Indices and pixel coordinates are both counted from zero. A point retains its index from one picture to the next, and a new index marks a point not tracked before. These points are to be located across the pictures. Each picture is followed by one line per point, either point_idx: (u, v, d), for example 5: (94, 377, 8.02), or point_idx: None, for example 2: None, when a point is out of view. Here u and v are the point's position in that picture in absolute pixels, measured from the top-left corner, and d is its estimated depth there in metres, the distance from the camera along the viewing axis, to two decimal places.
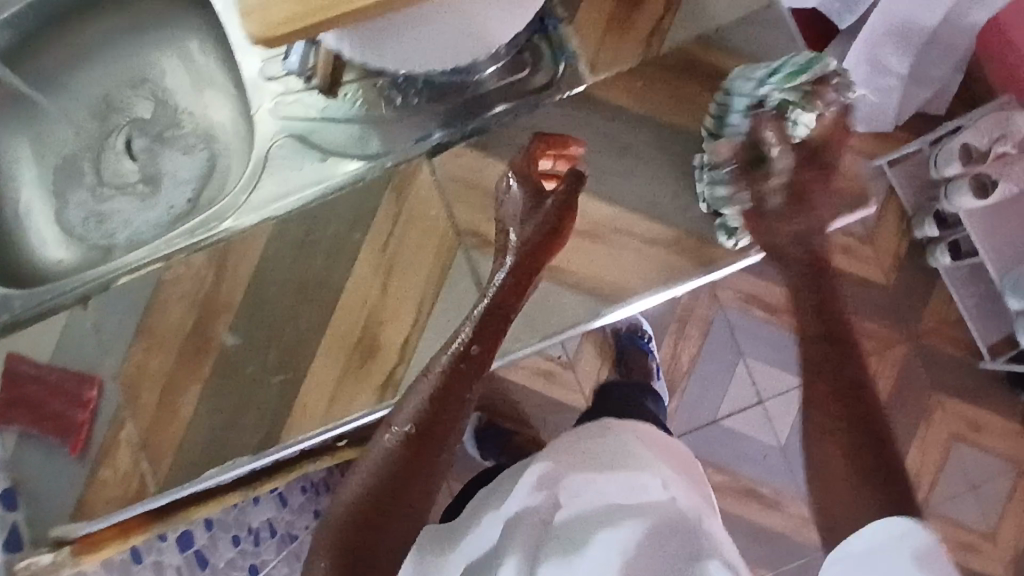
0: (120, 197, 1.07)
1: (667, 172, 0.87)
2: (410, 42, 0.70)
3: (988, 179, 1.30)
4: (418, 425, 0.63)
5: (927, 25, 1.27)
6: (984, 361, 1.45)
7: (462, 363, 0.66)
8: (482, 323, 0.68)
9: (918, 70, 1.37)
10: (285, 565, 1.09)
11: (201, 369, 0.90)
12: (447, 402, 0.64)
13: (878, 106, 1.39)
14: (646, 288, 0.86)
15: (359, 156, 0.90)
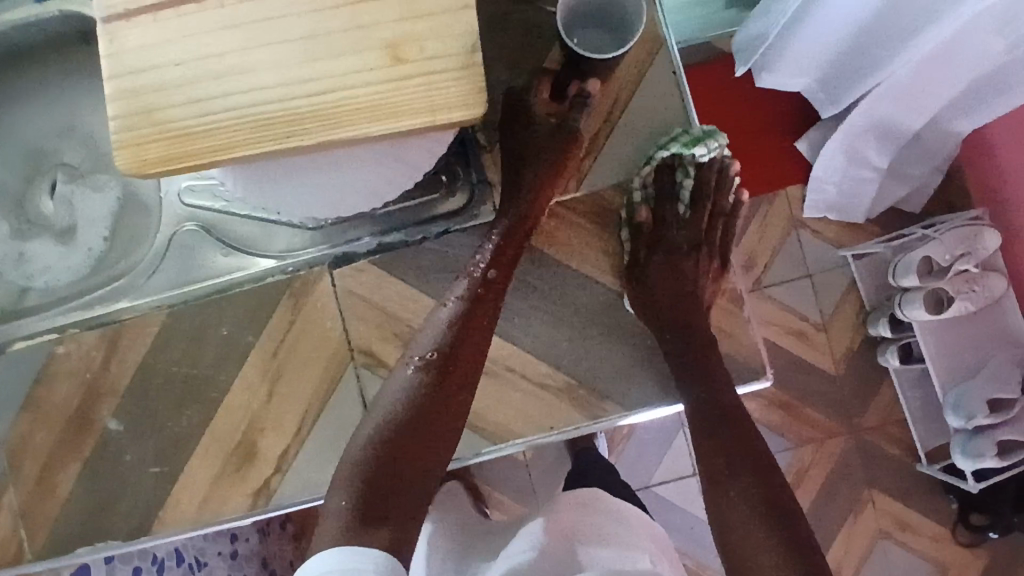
0: (38, 238, 1.01)
1: (566, 317, 0.86)
2: (289, 184, 0.68)
3: (945, 296, 1.15)
4: (442, 351, 0.71)
5: (910, 128, 1.08)
6: (920, 464, 1.24)
7: (480, 289, 0.75)
8: (501, 254, 0.77)
9: (898, 166, 1.17)
10: None
11: (80, 449, 0.90)
12: (473, 316, 0.74)
13: (846, 190, 1.20)
14: (534, 431, 0.85)
15: (264, 255, 0.89)
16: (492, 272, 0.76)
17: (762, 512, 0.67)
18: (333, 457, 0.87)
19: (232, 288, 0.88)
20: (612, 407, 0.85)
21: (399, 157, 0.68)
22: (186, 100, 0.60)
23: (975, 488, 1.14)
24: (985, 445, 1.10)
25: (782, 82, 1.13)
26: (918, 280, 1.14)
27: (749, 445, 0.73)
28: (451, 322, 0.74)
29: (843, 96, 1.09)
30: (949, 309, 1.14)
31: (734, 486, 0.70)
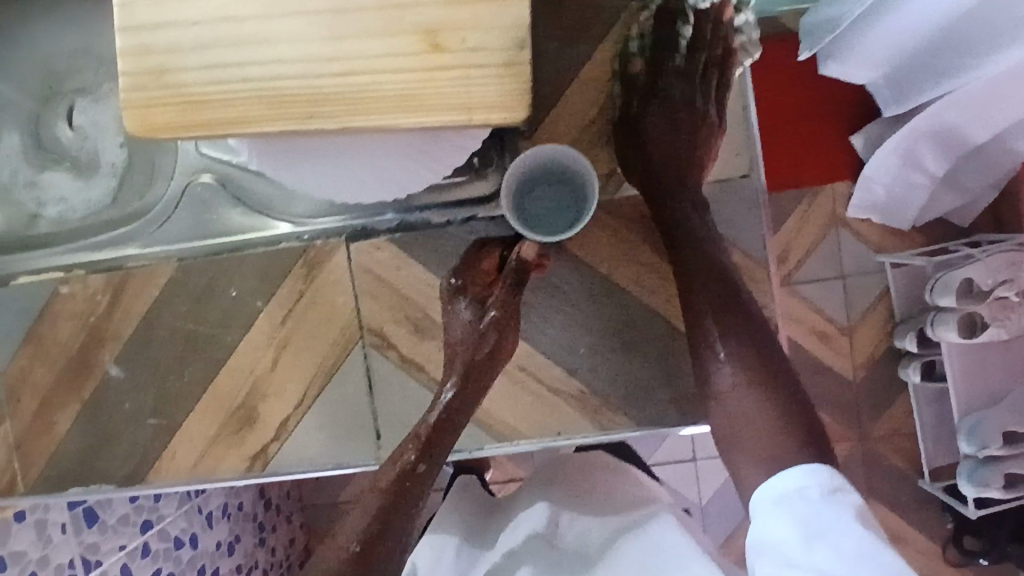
0: (55, 169, 0.97)
1: (584, 326, 0.82)
2: (312, 167, 0.63)
3: (980, 320, 1.02)
4: (363, 542, 0.66)
5: (975, 142, 0.96)
6: (922, 482, 1.19)
7: (407, 482, 0.69)
8: (467, 376, 0.72)
9: (955, 173, 1.05)
10: None
11: (79, 391, 0.89)
12: (393, 512, 0.68)
13: (893, 196, 1.08)
14: (538, 435, 0.82)
15: (283, 219, 0.86)
16: (424, 469, 0.70)
17: (753, 372, 0.66)
18: (331, 431, 0.85)
19: (243, 249, 0.85)
20: (625, 420, 0.82)
21: (426, 151, 0.61)
22: (198, 65, 0.52)
23: (974, 516, 1.06)
24: (993, 476, 1.01)
25: (847, 72, 0.96)
26: (956, 301, 1.01)
27: (740, 301, 0.70)
28: (371, 515, 0.68)
29: (908, 97, 0.94)
30: (983, 335, 1.01)
31: (727, 346, 0.68)
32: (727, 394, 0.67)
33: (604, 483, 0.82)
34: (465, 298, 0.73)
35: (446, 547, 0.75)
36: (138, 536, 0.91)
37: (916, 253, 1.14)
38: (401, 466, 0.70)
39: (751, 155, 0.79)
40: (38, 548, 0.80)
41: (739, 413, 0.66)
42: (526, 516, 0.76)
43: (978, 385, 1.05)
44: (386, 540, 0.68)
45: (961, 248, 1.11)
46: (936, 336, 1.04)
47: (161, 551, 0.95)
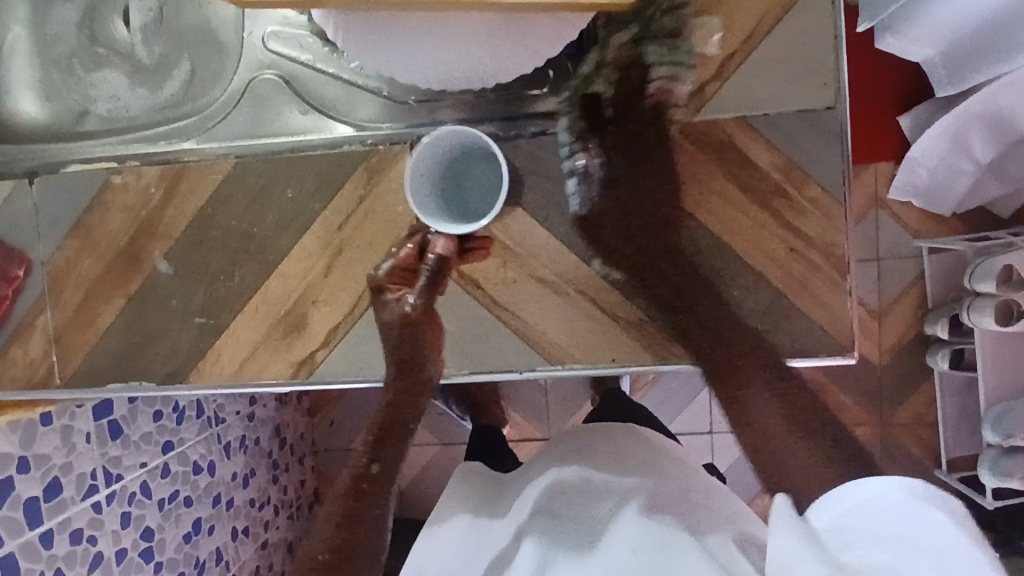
0: (108, 66, 0.95)
1: (647, 253, 0.80)
2: (394, 49, 0.63)
3: (1016, 308, 1.08)
4: (333, 553, 0.78)
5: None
6: (940, 471, 1.26)
7: (364, 486, 0.81)
8: (403, 396, 0.83)
9: (1000, 163, 1.09)
10: (203, 445, 1.12)
11: (126, 285, 0.87)
12: (356, 521, 0.79)
13: (937, 181, 1.12)
14: (592, 360, 0.81)
15: (346, 121, 0.84)
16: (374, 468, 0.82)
17: (785, 411, 0.74)
18: (381, 344, 0.83)
19: (304, 149, 0.84)
20: (682, 352, 0.79)
21: (515, 30, 0.61)
22: None
23: (989, 505, 1.14)
24: (1015, 467, 1.08)
25: (906, 49, 0.98)
26: (994, 287, 1.07)
27: (755, 349, 0.77)
28: (337, 522, 0.79)
29: (962, 77, 0.96)
30: (1016, 324, 1.07)
31: (757, 398, 0.75)
32: (761, 426, 0.73)
33: (610, 445, 0.83)
34: (389, 296, 0.80)
35: (460, 523, 0.76)
36: (158, 456, 1.02)
37: (959, 239, 1.20)
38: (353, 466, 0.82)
39: (839, 85, 0.76)
40: (61, 454, 0.87)
41: (772, 441, 0.72)
42: (535, 484, 0.76)
43: (1008, 373, 1.13)
44: (359, 525, 0.79)
45: (1000, 234, 1.16)
46: (971, 320, 1.11)
47: (178, 473, 1.06)
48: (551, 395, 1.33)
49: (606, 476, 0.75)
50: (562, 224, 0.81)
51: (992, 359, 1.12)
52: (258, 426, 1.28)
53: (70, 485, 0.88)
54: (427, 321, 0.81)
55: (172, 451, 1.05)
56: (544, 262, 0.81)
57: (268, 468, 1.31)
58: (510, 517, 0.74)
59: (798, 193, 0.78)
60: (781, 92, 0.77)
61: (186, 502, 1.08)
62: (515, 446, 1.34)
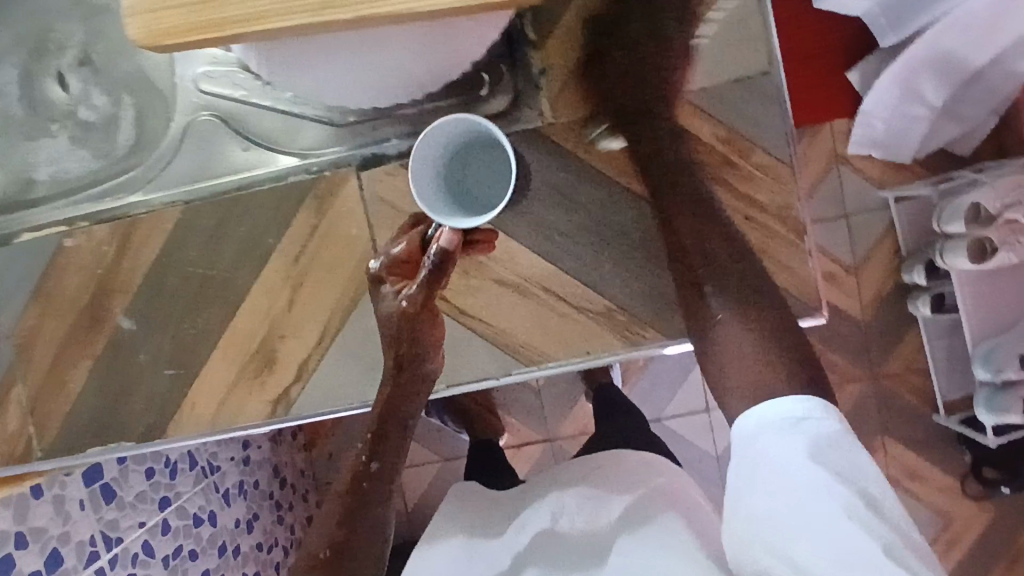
0: (46, 134, 0.89)
1: (609, 242, 0.80)
2: (319, 70, 0.62)
3: (988, 244, 1.09)
4: (332, 548, 0.65)
5: (976, 63, 1.01)
6: (938, 416, 1.26)
7: (364, 483, 0.66)
8: (399, 385, 0.67)
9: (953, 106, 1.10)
10: (200, 497, 1.04)
11: (92, 345, 0.86)
12: (358, 516, 0.66)
13: (894, 131, 1.13)
14: (567, 356, 0.81)
15: (291, 152, 0.83)
16: (375, 468, 0.66)
17: (749, 318, 0.65)
18: (356, 370, 0.82)
19: (249, 186, 0.83)
20: (654, 334, 0.80)
21: (439, 40, 0.61)
22: None
23: (993, 442, 1.14)
24: (1012, 401, 1.09)
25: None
26: (963, 226, 1.09)
27: (739, 264, 0.68)
28: (338, 519, 0.66)
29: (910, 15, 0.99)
30: (991, 260, 1.08)
31: (737, 325, 0.65)
32: (726, 354, 0.65)
33: (598, 462, 0.78)
34: (387, 288, 0.67)
35: (451, 549, 0.73)
36: (156, 513, 0.95)
37: (922, 184, 1.20)
38: (354, 461, 0.67)
39: (771, 49, 0.76)
40: (57, 524, 0.81)
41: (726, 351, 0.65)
42: (534, 508, 0.74)
43: (989, 309, 1.13)
44: (359, 534, 0.66)
45: (961, 173, 1.16)
46: (947, 263, 1.12)
47: (179, 527, 0.98)
48: (545, 394, 1.28)
49: (599, 503, 0.71)
50: (518, 223, 0.81)
51: (971, 297, 1.13)
52: (254, 468, 1.18)
53: (71, 554, 0.82)
54: (420, 321, 0.65)
55: (169, 506, 0.98)
56: (506, 263, 0.80)
57: (271, 511, 1.20)
58: (505, 539, 0.73)
59: (745, 162, 0.79)
60: (716, 63, 0.77)
61: (192, 555, 1.00)
62: (514, 453, 1.29)
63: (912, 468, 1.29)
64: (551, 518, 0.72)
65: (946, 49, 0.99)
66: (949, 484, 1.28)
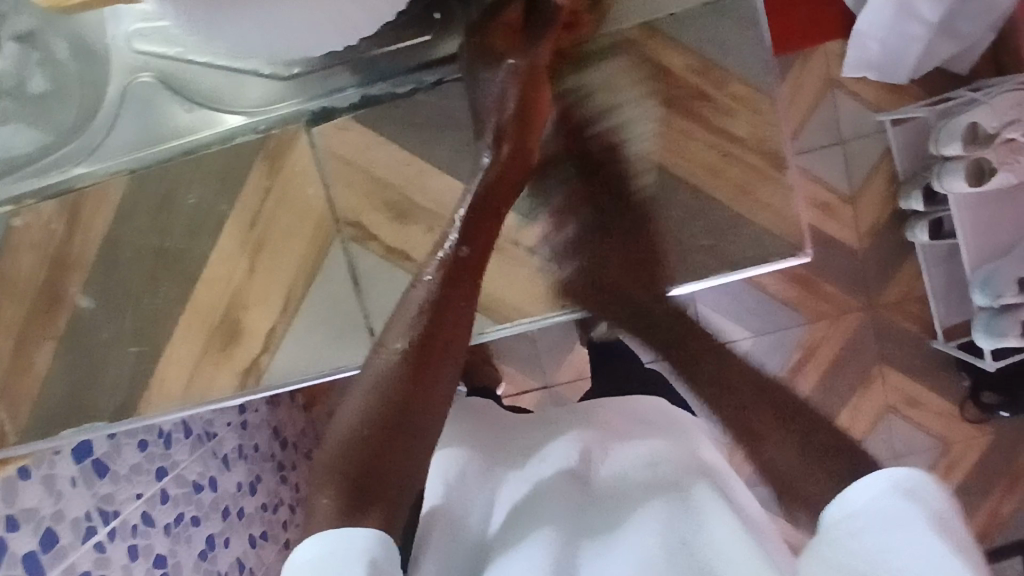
0: None
1: (586, 194, 0.76)
2: (255, 19, 0.56)
3: (987, 165, 1.05)
4: (420, 341, 0.55)
5: None
6: (936, 341, 1.22)
7: (458, 270, 0.59)
8: (506, 165, 0.63)
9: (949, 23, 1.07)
10: (199, 464, 0.98)
11: (52, 327, 0.82)
12: (448, 307, 0.57)
13: (890, 51, 1.08)
14: (541, 312, 0.79)
15: (234, 111, 0.77)
16: (464, 251, 0.60)
17: (782, 488, 0.52)
18: (323, 335, 0.79)
19: (197, 151, 0.78)
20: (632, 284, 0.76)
21: None
22: None
23: (990, 366, 1.11)
24: (1010, 323, 1.06)
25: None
26: (962, 147, 1.03)
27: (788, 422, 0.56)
28: (423, 307, 0.57)
29: None
30: (990, 181, 1.04)
31: (776, 446, 0.54)
32: (778, 476, 0.52)
33: (628, 405, 0.69)
34: (495, 57, 0.65)
35: (457, 457, 0.62)
36: (153, 484, 0.91)
37: (918, 106, 1.14)
38: (450, 254, 0.59)
39: None
40: (49, 503, 0.78)
41: (792, 484, 0.51)
42: (556, 442, 0.62)
43: (988, 232, 1.09)
44: (445, 323, 0.56)
45: (960, 91, 1.11)
46: (944, 187, 1.07)
47: (179, 495, 0.94)
48: (540, 343, 1.24)
49: (623, 441, 0.62)
50: None
51: (971, 222, 1.09)
52: (253, 431, 1.10)
53: (67, 531, 0.79)
54: (526, 129, 0.64)
55: (166, 476, 0.93)
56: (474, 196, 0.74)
57: (274, 472, 1.13)
58: (525, 469, 0.61)
59: (721, 93, 0.74)
60: None
61: (194, 522, 0.95)
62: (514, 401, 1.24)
63: (913, 397, 1.25)
64: (580, 450, 0.60)
65: None
66: (950, 410, 1.26)
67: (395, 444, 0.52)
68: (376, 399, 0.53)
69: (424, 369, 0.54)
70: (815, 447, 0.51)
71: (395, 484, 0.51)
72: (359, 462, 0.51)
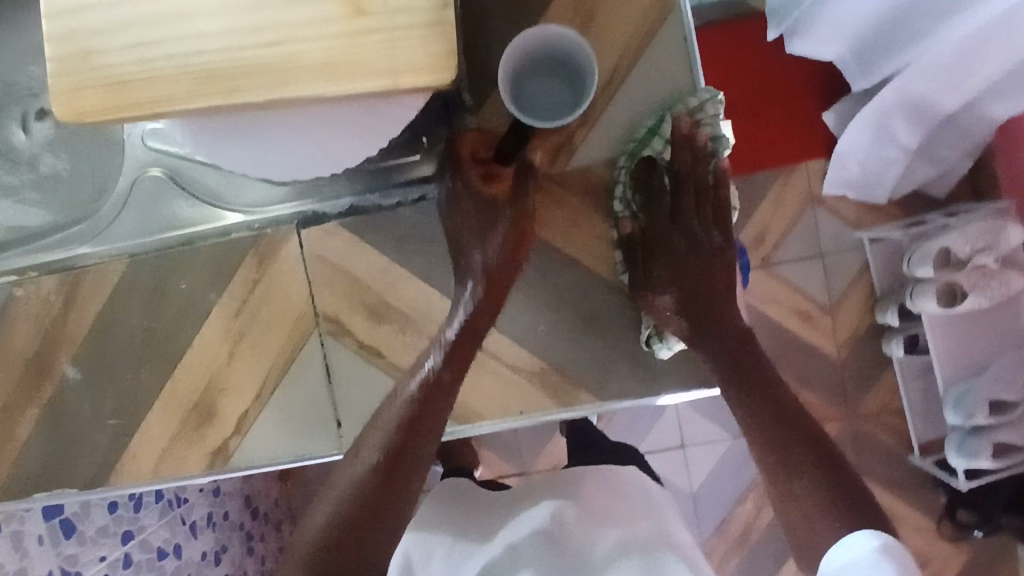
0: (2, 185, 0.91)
1: (551, 309, 0.82)
2: (246, 142, 0.63)
3: (959, 290, 1.14)
4: (389, 453, 0.61)
5: (946, 107, 1.04)
6: (914, 456, 1.27)
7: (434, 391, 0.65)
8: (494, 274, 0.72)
9: (929, 146, 1.17)
10: (166, 529, 0.99)
11: (36, 395, 0.86)
12: (421, 425, 0.63)
13: (868, 170, 1.21)
14: (503, 416, 0.82)
15: (234, 208, 0.84)
16: (444, 377, 0.66)
17: (797, 524, 0.58)
18: (293, 425, 0.83)
19: (194, 242, 0.85)
20: (588, 396, 0.82)
21: (363, 123, 0.61)
22: (123, 46, 0.55)
23: (964, 487, 1.14)
24: (983, 446, 1.09)
25: (816, 48, 1.14)
26: (933, 271, 1.12)
27: (806, 438, 0.60)
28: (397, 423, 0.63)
29: (873, 69, 1.10)
30: (962, 304, 1.13)
31: (800, 479, 0.58)
32: (796, 510, 0.58)
33: (596, 484, 0.74)
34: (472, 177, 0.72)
35: (428, 545, 0.67)
36: (118, 548, 0.90)
37: (894, 227, 1.26)
38: (427, 379, 0.66)
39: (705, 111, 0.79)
40: (13, 560, 0.78)
41: (800, 510, 0.57)
42: (531, 513, 0.67)
43: (962, 352, 1.15)
44: (417, 444, 0.62)
45: (932, 220, 1.23)
46: (916, 307, 1.15)
47: (142, 562, 0.93)
48: (519, 429, 1.24)
49: (596, 525, 0.65)
50: None
51: (944, 342, 1.15)
52: (225, 500, 1.12)
53: None
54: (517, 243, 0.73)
55: (132, 539, 0.93)
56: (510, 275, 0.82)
57: (242, 542, 1.13)
58: (496, 540, 0.65)
59: None
60: None
61: None
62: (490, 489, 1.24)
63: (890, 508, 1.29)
64: (554, 515, 0.65)
65: (910, 98, 1.05)
66: (928, 523, 1.30)
67: (363, 539, 0.56)
68: (350, 500, 0.58)
69: (398, 477, 0.60)
70: (828, 485, 0.57)
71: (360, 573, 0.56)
72: (328, 552, 0.56)
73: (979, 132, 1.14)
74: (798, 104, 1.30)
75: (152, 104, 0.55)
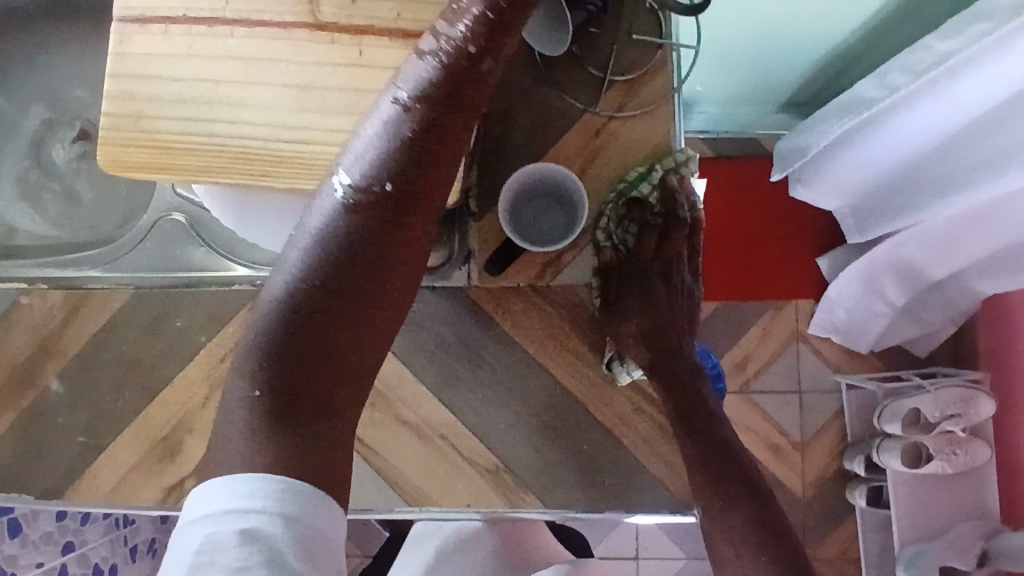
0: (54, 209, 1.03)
1: (517, 409, 0.87)
2: (262, 219, 0.69)
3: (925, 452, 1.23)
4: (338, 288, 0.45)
5: (933, 275, 1.14)
6: None
7: (394, 209, 0.46)
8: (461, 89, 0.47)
9: (913, 307, 1.25)
10: (105, 547, 1.07)
11: (17, 401, 0.89)
12: (385, 243, 0.46)
13: (853, 318, 1.28)
14: (452, 504, 0.85)
15: (241, 263, 0.91)
16: (491, 61, 0.47)
17: (727, 556, 0.75)
18: None
19: (197, 284, 0.90)
20: (534, 499, 0.85)
21: None
22: (176, 117, 0.61)
23: None
24: None
25: (817, 197, 1.22)
26: (900, 428, 1.20)
27: (740, 475, 0.80)
28: (352, 247, 0.45)
29: (868, 226, 1.18)
30: (925, 466, 1.21)
31: (733, 517, 0.76)
32: (731, 550, 0.75)
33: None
34: None
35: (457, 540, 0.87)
36: (57, 556, 0.97)
37: (870, 378, 1.34)
38: (388, 183, 0.46)
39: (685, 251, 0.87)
40: None
41: (735, 551, 0.75)
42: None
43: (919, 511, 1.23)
44: (435, 163, 0.47)
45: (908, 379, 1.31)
46: (882, 461, 1.22)
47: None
48: None
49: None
50: (454, 366, 0.87)
51: (902, 497, 1.23)
52: (168, 530, 1.23)
53: None
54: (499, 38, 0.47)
55: (71, 552, 0.99)
56: (489, 371, 0.87)
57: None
58: None
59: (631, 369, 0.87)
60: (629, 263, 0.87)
61: None
62: None
63: None
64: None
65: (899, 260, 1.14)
66: None
67: (341, 316, 0.45)
68: (329, 247, 0.45)
69: (402, 218, 0.46)
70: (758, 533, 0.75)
71: (335, 400, 0.45)
72: (288, 364, 0.44)
73: (962, 304, 1.23)
74: (791, 249, 1.38)
75: (190, 172, 0.61)
